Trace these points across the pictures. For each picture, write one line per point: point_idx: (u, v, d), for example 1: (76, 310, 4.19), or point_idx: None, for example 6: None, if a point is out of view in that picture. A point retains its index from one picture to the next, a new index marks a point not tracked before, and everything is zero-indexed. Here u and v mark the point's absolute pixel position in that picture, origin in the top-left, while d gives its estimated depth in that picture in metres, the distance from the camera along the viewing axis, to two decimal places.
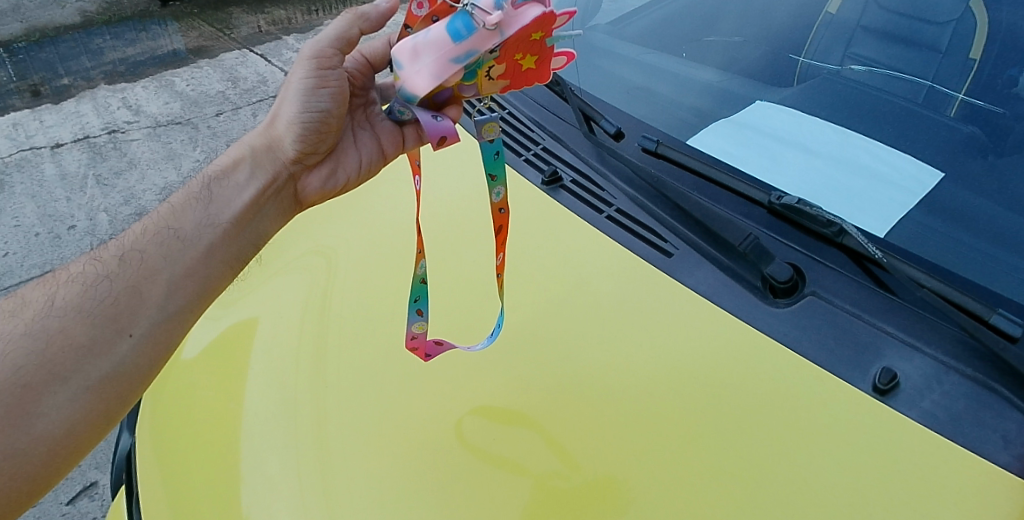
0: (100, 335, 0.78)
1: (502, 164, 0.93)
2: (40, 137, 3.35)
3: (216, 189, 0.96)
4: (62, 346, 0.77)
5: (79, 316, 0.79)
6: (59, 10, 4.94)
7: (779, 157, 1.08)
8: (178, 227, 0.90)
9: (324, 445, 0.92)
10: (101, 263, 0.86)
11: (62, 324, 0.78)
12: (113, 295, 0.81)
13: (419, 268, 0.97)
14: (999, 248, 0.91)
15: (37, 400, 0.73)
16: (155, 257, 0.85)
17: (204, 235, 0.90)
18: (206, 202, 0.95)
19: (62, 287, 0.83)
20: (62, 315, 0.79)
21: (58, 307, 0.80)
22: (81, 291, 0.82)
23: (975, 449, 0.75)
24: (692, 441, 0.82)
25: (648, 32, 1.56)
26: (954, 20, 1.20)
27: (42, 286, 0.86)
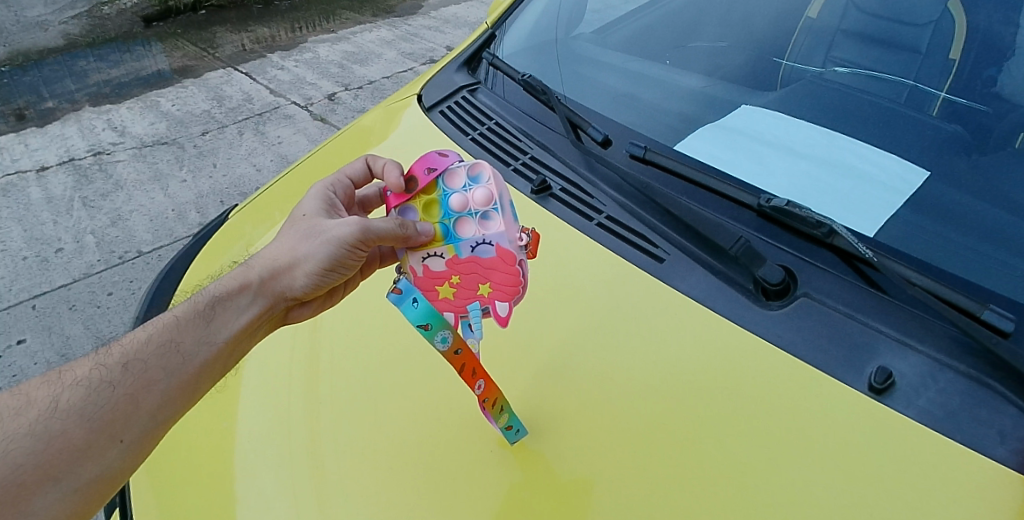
0: (96, 438, 0.69)
1: (432, 315, 0.81)
2: (25, 161, 3.31)
3: (218, 307, 0.82)
4: (59, 447, 0.68)
5: (80, 417, 0.70)
6: (42, 33, 4.90)
7: (766, 160, 1.09)
8: (178, 339, 0.79)
9: (319, 464, 0.91)
10: (101, 369, 0.74)
11: (61, 428, 0.69)
12: (114, 400, 0.71)
13: (438, 341, 0.82)
14: (987, 244, 0.92)
15: (27, 499, 0.64)
16: (156, 367, 0.75)
17: (203, 352, 0.79)
18: (207, 317, 0.81)
19: (62, 387, 0.73)
20: (62, 418, 0.70)
21: (57, 411, 0.70)
22: (85, 396, 0.71)
23: (972, 445, 0.75)
24: (692, 449, 0.82)
25: (631, 40, 1.57)
26: (933, 21, 1.23)
27: (39, 381, 0.75)
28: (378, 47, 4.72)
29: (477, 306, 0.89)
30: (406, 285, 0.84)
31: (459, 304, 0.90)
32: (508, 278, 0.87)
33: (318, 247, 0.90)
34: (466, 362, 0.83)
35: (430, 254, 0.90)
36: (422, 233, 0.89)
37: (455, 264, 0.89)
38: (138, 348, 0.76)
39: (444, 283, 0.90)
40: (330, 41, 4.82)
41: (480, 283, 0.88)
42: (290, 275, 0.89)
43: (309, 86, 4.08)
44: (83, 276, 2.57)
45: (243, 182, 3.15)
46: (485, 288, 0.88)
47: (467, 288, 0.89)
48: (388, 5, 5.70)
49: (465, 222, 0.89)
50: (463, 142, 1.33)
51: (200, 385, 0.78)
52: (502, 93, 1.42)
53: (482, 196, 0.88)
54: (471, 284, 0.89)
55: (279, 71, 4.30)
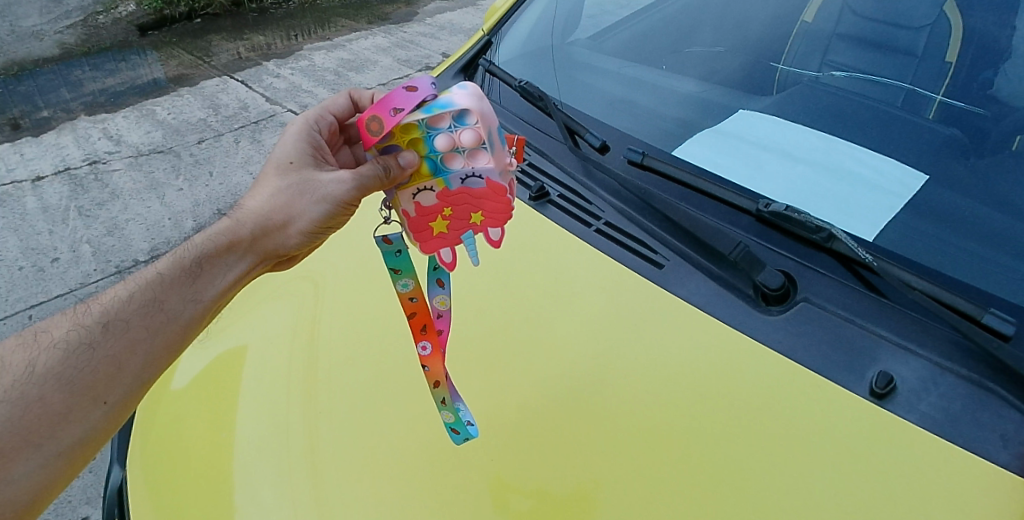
0: (76, 403, 0.73)
1: (402, 258, 0.96)
2: (21, 170, 3.30)
3: (205, 266, 0.86)
4: (38, 414, 0.71)
5: (59, 383, 0.73)
6: (37, 43, 4.90)
7: (764, 165, 1.09)
8: (162, 297, 0.82)
9: (318, 474, 0.90)
10: (80, 329, 0.78)
11: (40, 393, 0.73)
12: (94, 362, 0.75)
13: (399, 286, 0.96)
14: (986, 247, 0.92)
15: (8, 467, 0.69)
16: (138, 326, 0.79)
17: (188, 309, 0.83)
18: (193, 275, 0.85)
19: (40, 351, 0.76)
20: (39, 383, 0.73)
21: (35, 375, 0.74)
22: (64, 360, 0.75)
23: (975, 450, 0.74)
24: (694, 455, 0.81)
25: (627, 45, 1.57)
26: (929, 25, 1.24)
27: (16, 342, 0.78)
28: (374, 54, 4.73)
29: (471, 233, 0.97)
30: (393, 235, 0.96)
31: (455, 233, 0.97)
32: (500, 206, 0.94)
33: (312, 203, 0.91)
34: (418, 312, 0.96)
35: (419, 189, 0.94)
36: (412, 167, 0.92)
37: (445, 197, 0.94)
38: (120, 308, 0.80)
39: (437, 217, 0.96)
40: (325, 49, 4.82)
41: (473, 212, 0.95)
42: (283, 233, 0.91)
43: (305, 94, 4.08)
44: (79, 286, 2.56)
45: (239, 190, 3.15)
46: (478, 216, 0.96)
47: (460, 220, 0.96)
48: (383, 12, 5.72)
49: (453, 158, 0.92)
50: None
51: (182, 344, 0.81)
52: (499, 99, 1.42)
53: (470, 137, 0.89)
54: (463, 215, 0.96)
55: (275, 79, 4.30)
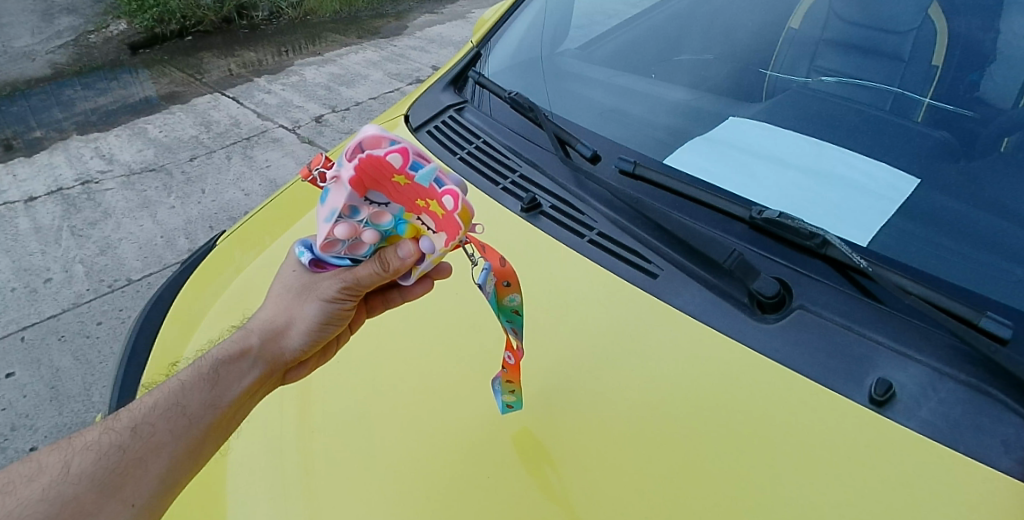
0: (106, 503, 0.70)
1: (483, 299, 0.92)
2: (13, 191, 3.28)
3: (219, 370, 0.82)
4: (71, 512, 0.68)
5: (94, 482, 0.71)
6: (29, 64, 4.90)
7: (756, 172, 1.08)
8: (184, 403, 0.79)
9: (311, 492, 0.89)
10: (112, 437, 0.75)
11: (73, 492, 0.70)
12: (124, 461, 0.72)
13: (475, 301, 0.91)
14: (979, 249, 0.91)
15: None
16: (167, 429, 0.76)
17: (207, 415, 0.79)
18: (209, 381, 0.81)
19: (75, 452, 0.74)
20: (73, 482, 0.70)
21: (70, 475, 0.71)
22: (97, 460, 0.72)
23: (977, 456, 0.73)
24: (692, 467, 0.80)
25: (616, 55, 1.58)
26: (915, 29, 1.25)
27: (51, 448, 0.75)
28: (365, 68, 4.75)
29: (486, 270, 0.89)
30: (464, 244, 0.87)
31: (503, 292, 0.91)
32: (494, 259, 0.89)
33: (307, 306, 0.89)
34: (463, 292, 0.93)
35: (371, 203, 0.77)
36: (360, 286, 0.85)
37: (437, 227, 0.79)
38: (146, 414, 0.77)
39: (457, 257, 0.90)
40: (316, 64, 4.83)
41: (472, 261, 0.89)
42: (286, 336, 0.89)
43: (296, 109, 4.09)
44: (72, 306, 2.53)
45: (232, 207, 3.13)
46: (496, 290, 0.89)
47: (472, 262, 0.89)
48: (373, 26, 5.75)
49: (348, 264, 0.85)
50: (451, 162, 1.34)
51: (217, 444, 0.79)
52: (489, 111, 1.42)
53: (344, 230, 0.77)
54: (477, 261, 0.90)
55: (267, 95, 4.30)
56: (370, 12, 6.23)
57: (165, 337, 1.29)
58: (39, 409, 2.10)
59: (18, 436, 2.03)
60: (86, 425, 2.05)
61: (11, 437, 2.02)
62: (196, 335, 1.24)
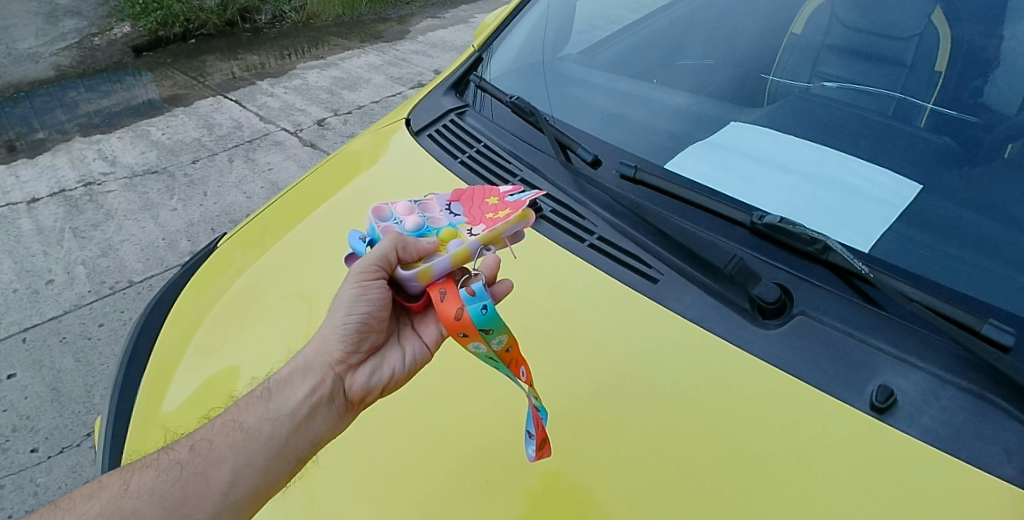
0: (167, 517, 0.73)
1: (491, 317, 0.77)
2: (16, 193, 3.29)
3: (275, 388, 0.84)
4: None
5: (153, 497, 0.74)
6: (33, 65, 4.92)
7: (757, 178, 1.08)
8: (241, 420, 0.82)
9: (310, 496, 0.89)
10: (170, 456, 0.80)
11: (133, 506, 0.73)
12: (185, 478, 0.76)
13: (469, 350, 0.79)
14: (981, 255, 0.91)
15: None
16: (223, 445, 0.79)
17: (264, 428, 0.80)
18: (265, 398, 0.84)
19: (138, 472, 0.77)
20: (134, 497, 0.74)
21: (129, 492, 0.75)
22: (157, 478, 0.76)
23: (979, 464, 0.73)
24: (692, 473, 0.79)
25: (618, 59, 1.58)
26: (918, 34, 1.27)
27: (117, 470, 0.80)
28: (367, 72, 4.76)
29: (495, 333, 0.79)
30: (481, 289, 0.80)
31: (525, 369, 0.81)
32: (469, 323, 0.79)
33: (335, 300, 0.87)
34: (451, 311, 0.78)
35: (446, 209, 0.94)
36: (378, 266, 0.83)
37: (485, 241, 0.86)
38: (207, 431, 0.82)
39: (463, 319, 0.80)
40: (318, 68, 4.85)
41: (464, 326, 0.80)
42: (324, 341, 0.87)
43: (299, 112, 4.10)
44: (73, 308, 2.53)
45: (234, 209, 3.14)
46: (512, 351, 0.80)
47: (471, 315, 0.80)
48: (376, 30, 5.77)
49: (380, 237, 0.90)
50: (452, 165, 1.34)
51: (281, 463, 0.79)
52: (491, 115, 1.42)
53: (405, 209, 0.93)
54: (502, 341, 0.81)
55: (270, 98, 4.31)
56: (372, 16, 6.26)
57: (164, 339, 1.29)
58: (40, 410, 2.10)
59: (19, 437, 2.03)
60: (86, 427, 2.05)
61: (11, 439, 2.02)
62: (196, 338, 1.24)
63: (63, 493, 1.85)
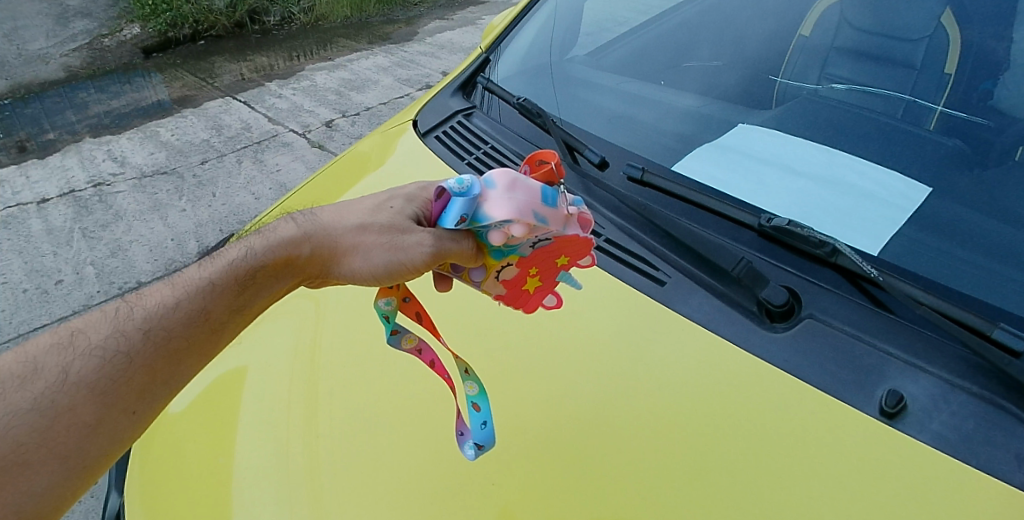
0: (108, 414, 0.66)
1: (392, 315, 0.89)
2: (27, 193, 3.32)
3: (256, 283, 0.78)
4: (68, 423, 0.65)
5: (95, 394, 0.66)
6: (44, 66, 4.96)
7: (765, 180, 1.08)
8: (205, 308, 0.74)
9: (316, 494, 0.89)
10: (118, 341, 0.69)
11: (69, 402, 0.66)
12: (132, 372, 0.68)
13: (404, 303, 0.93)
14: (993, 259, 0.90)
15: (26, 478, 0.62)
16: (183, 339, 0.72)
17: (229, 328, 0.76)
18: (241, 289, 0.77)
19: (75, 357, 0.68)
20: (73, 391, 0.66)
21: (68, 383, 0.67)
22: (100, 368, 0.68)
23: (989, 471, 0.72)
24: (700, 477, 0.79)
25: (625, 61, 1.58)
26: (927, 36, 1.24)
27: (50, 343, 0.70)
28: (375, 73, 4.78)
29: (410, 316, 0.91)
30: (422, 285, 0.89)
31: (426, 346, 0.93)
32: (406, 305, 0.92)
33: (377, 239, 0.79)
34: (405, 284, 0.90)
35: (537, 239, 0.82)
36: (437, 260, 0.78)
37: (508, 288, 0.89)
38: (169, 314, 0.72)
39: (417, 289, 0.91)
40: (326, 69, 4.87)
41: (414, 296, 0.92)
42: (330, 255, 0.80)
43: (307, 114, 4.12)
44: (82, 308, 2.55)
45: (242, 210, 3.16)
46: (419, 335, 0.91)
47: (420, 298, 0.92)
48: (383, 32, 5.79)
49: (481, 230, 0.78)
50: (459, 166, 1.34)
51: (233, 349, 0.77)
52: (498, 116, 1.42)
53: (522, 214, 0.76)
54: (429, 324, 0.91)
55: (278, 99, 4.33)
56: (380, 18, 6.28)
57: None
58: None
59: None
60: None
61: None
62: None
63: None
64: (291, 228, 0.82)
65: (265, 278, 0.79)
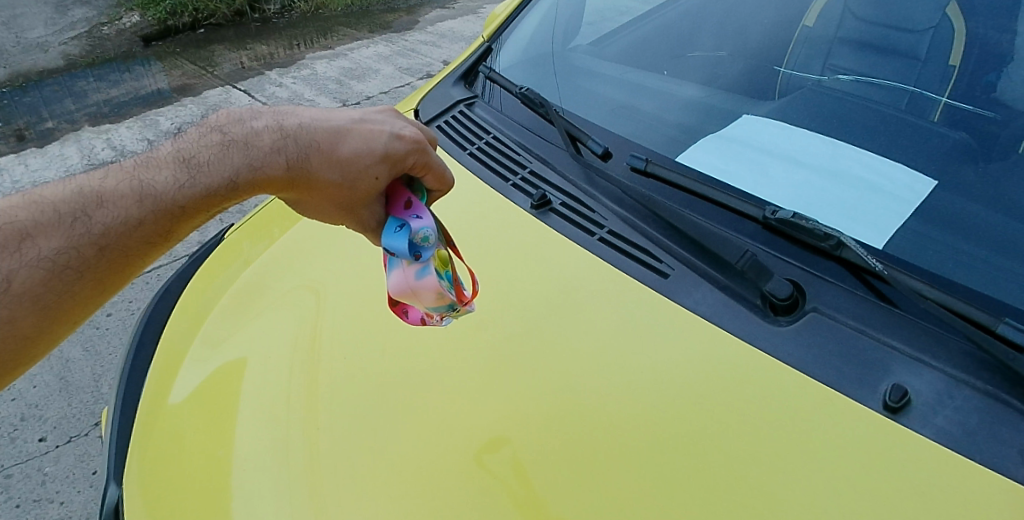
0: (46, 324, 0.75)
1: None
2: (26, 181, 3.31)
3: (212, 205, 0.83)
4: (8, 335, 0.73)
5: (38, 306, 0.74)
6: (43, 54, 4.93)
7: (769, 171, 1.07)
8: (164, 230, 0.80)
9: (316, 485, 0.89)
10: (75, 256, 0.75)
11: (10, 313, 0.72)
12: (78, 289, 0.76)
13: None
14: (998, 254, 0.89)
15: None
16: (135, 255, 0.79)
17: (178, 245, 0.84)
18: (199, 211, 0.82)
19: (22, 263, 0.73)
20: (19, 301, 0.72)
21: (13, 290, 0.72)
22: (46, 282, 0.74)
23: (994, 466, 0.72)
24: (703, 470, 0.79)
25: (629, 51, 1.56)
26: (932, 28, 1.23)
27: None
28: (376, 62, 4.74)
29: None
30: None
31: None
32: None
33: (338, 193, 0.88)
34: None
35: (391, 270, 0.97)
36: None
37: None
38: (122, 232, 0.77)
39: None
40: (327, 58, 4.83)
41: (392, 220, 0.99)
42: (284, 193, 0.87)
43: (307, 103, 4.09)
44: None
45: None
46: None
47: None
48: (385, 21, 5.74)
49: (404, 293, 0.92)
50: (460, 157, 1.33)
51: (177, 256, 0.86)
52: (500, 106, 1.41)
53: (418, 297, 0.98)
54: None
55: (277, 88, 4.30)
56: (381, 6, 6.23)
57: (171, 329, 1.29)
58: (49, 399, 2.12)
59: (27, 426, 2.05)
60: (94, 417, 2.06)
61: (21, 427, 2.04)
62: (205, 327, 1.24)
63: (71, 482, 1.86)
64: (251, 159, 0.84)
65: (214, 206, 0.83)
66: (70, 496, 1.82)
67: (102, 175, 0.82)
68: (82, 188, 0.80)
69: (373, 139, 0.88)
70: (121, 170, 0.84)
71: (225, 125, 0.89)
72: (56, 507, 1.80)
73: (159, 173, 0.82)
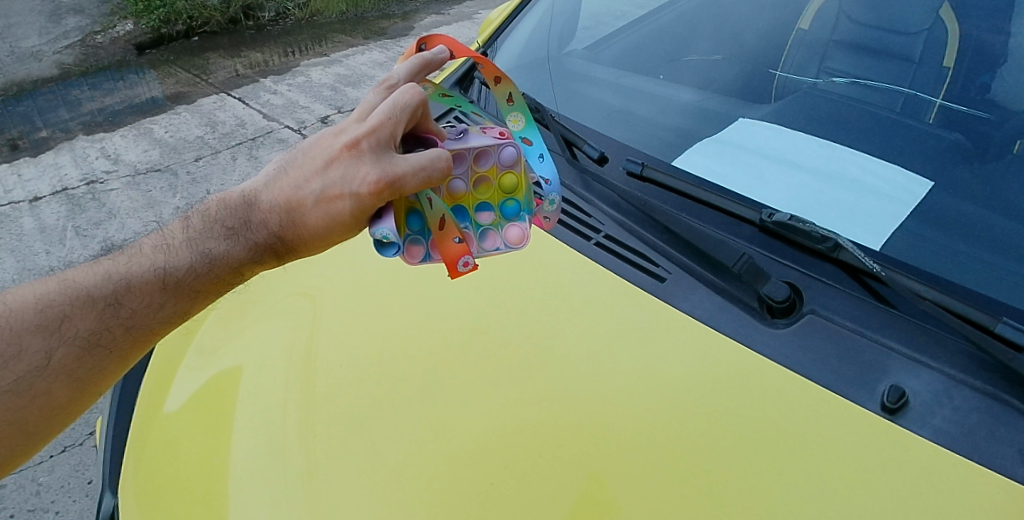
0: (80, 396, 0.78)
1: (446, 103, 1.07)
2: (19, 191, 3.29)
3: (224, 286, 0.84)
4: (41, 405, 0.75)
5: (69, 380, 0.77)
6: (36, 63, 4.92)
7: (765, 174, 1.07)
8: (184, 312, 0.82)
9: (313, 493, 0.88)
10: (104, 338, 0.78)
11: (48, 386, 0.76)
12: (105, 364, 0.78)
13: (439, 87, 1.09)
14: (995, 253, 0.89)
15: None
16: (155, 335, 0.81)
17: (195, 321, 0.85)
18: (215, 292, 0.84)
19: (59, 343, 0.78)
20: (53, 376, 0.76)
21: (50, 368, 0.76)
22: (78, 358, 0.77)
23: (992, 465, 0.72)
24: (702, 474, 0.78)
25: (624, 55, 1.57)
26: (926, 30, 1.22)
27: (37, 324, 0.78)
28: (371, 68, 4.75)
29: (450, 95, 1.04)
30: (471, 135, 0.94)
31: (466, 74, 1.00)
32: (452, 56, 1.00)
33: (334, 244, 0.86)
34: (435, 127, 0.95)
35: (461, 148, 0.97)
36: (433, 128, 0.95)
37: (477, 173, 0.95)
38: (147, 317, 0.80)
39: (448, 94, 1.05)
40: (322, 65, 4.84)
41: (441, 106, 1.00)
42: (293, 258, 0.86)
43: (303, 110, 4.10)
44: None
45: None
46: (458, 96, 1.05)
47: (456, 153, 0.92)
48: (379, 27, 5.75)
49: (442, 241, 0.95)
50: None
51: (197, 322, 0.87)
52: (495, 111, 1.41)
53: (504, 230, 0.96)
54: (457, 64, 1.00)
55: (273, 96, 4.31)
56: (376, 12, 6.26)
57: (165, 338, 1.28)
58: None
59: None
60: (90, 426, 2.05)
61: None
62: (200, 336, 1.24)
63: (66, 491, 1.84)
64: (248, 243, 0.83)
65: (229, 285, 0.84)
66: (65, 506, 1.80)
67: (125, 259, 0.86)
68: (110, 273, 0.83)
69: (334, 216, 0.79)
70: (142, 253, 0.86)
71: (226, 206, 0.86)
72: (51, 517, 1.78)
73: (175, 257, 0.84)
